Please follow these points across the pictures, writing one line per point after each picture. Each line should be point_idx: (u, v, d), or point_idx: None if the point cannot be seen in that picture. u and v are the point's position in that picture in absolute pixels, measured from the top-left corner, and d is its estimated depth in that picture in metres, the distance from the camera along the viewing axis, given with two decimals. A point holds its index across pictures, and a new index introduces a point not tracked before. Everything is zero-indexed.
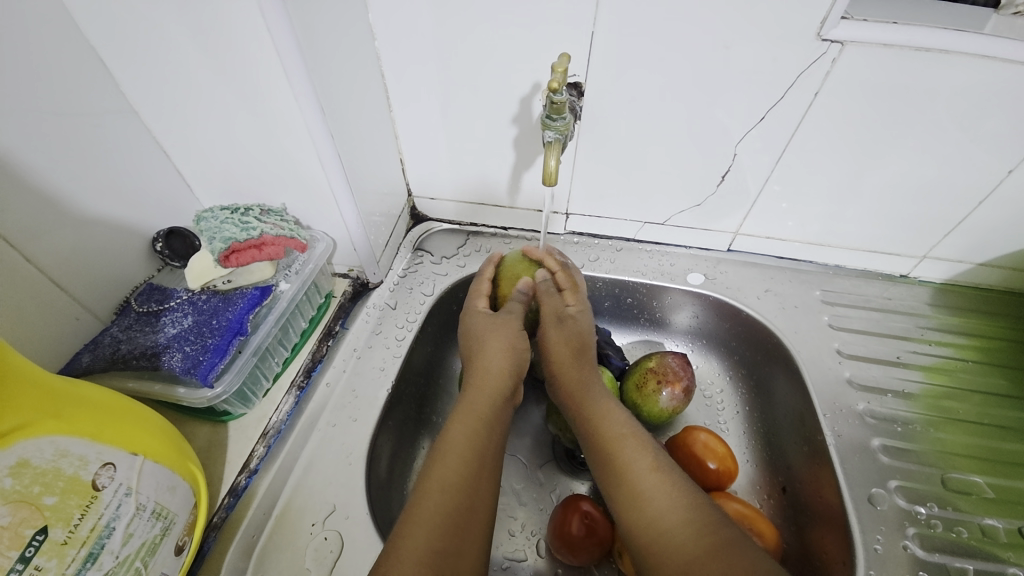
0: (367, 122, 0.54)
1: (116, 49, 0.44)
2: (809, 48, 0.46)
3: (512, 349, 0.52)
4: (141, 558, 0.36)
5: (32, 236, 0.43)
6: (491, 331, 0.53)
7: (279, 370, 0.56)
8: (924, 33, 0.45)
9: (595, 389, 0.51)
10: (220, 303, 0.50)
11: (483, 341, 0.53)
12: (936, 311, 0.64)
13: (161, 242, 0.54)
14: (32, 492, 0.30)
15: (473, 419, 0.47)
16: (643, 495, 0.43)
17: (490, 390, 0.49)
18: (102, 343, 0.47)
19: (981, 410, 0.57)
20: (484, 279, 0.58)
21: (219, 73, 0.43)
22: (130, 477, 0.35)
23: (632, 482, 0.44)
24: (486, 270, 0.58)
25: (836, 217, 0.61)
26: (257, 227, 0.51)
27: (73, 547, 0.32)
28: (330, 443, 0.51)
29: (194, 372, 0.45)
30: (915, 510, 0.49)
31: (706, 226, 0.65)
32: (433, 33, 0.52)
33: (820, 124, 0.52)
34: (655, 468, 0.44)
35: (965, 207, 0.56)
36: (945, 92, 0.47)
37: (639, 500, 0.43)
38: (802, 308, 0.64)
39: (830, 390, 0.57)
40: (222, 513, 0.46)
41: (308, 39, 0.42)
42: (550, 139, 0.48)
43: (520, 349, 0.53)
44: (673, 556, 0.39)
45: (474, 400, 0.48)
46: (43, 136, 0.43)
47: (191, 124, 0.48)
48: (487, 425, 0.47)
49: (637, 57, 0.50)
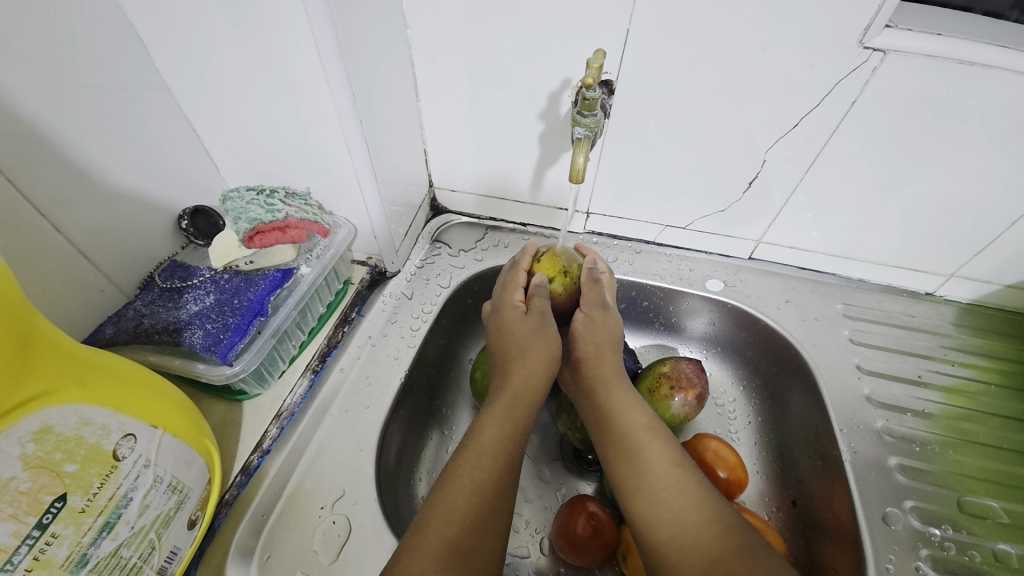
0: (394, 110, 0.54)
1: (154, 27, 0.44)
2: (850, 55, 0.45)
3: (551, 359, 0.49)
4: (156, 530, 0.36)
5: (62, 207, 0.44)
6: (528, 337, 0.49)
7: (295, 353, 0.56)
8: (970, 46, 0.43)
9: (612, 381, 0.50)
10: (242, 283, 0.51)
11: (526, 348, 0.49)
12: (959, 331, 0.62)
13: (186, 220, 0.54)
14: (53, 459, 0.30)
15: (504, 418, 0.46)
16: (664, 496, 0.42)
17: (526, 394, 0.47)
18: (126, 317, 0.47)
19: (1001, 434, 0.56)
20: (520, 270, 0.54)
21: (254, 53, 0.43)
22: (149, 449, 0.36)
23: (650, 483, 0.43)
24: (523, 260, 0.55)
25: (862, 231, 0.60)
26: (283, 210, 0.52)
27: (91, 515, 0.32)
28: (342, 429, 0.51)
29: (214, 350, 0.46)
30: (929, 532, 0.49)
31: (728, 233, 0.65)
32: (464, 25, 0.51)
33: (854, 134, 0.51)
34: (674, 469, 0.43)
35: (995, 227, 0.55)
36: (986, 108, 0.46)
37: (658, 502, 0.42)
38: (822, 321, 0.63)
39: (848, 405, 0.57)
40: (234, 490, 0.47)
41: (343, 24, 0.41)
42: (580, 135, 0.48)
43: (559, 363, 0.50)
44: (690, 555, 0.39)
45: (508, 402, 0.47)
46: (77, 109, 0.43)
47: (222, 104, 0.49)
48: (518, 423, 0.46)
49: (671, 57, 0.49)
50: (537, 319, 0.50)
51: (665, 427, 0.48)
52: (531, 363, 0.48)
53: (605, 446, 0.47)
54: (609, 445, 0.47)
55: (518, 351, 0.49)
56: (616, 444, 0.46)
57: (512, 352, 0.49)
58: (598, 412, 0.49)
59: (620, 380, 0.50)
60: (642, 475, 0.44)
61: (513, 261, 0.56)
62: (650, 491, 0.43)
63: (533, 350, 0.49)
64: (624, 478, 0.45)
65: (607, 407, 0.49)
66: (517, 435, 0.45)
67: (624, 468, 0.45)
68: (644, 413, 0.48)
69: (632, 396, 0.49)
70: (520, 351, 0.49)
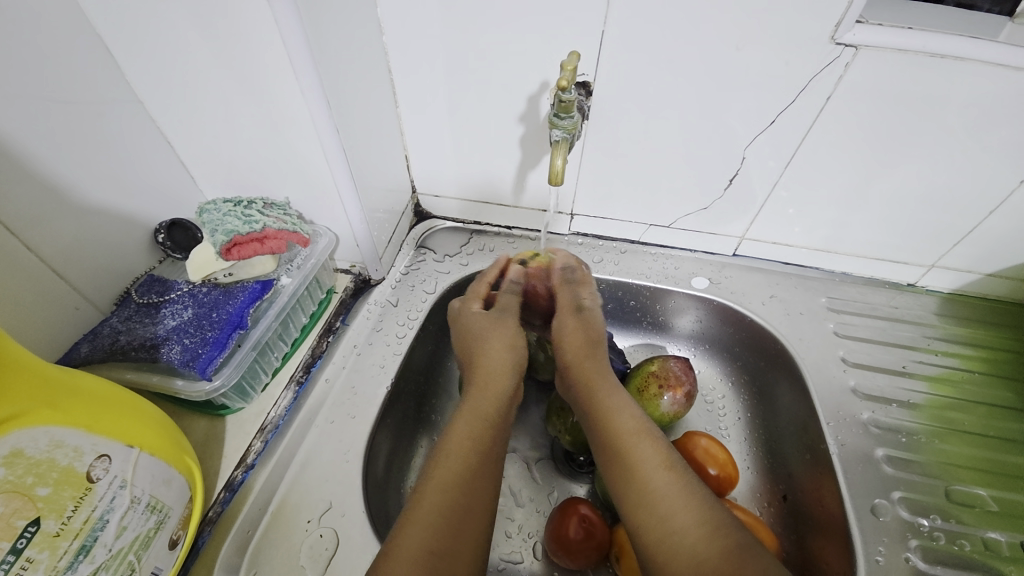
0: (373, 116, 0.54)
1: (121, 37, 0.44)
2: (823, 52, 0.46)
3: (515, 344, 0.52)
4: (135, 551, 0.35)
5: (34, 225, 0.43)
6: (488, 334, 0.52)
7: (279, 365, 0.55)
8: (940, 39, 0.44)
9: (605, 381, 0.49)
10: (221, 296, 0.50)
11: (483, 340, 0.52)
12: (942, 321, 0.63)
13: (163, 234, 0.54)
14: (25, 483, 0.30)
15: (472, 417, 0.46)
16: (653, 497, 0.41)
17: (493, 395, 0.48)
18: (101, 334, 0.47)
19: (986, 422, 0.56)
20: (483, 280, 0.57)
21: (227, 64, 0.42)
22: (125, 469, 0.35)
23: (641, 481, 0.42)
24: (488, 273, 0.58)
25: (844, 224, 0.60)
26: (260, 220, 0.52)
27: (66, 539, 0.31)
28: (328, 440, 0.51)
29: (192, 365, 0.45)
30: (917, 522, 0.49)
31: (712, 230, 0.65)
32: (441, 31, 0.51)
33: (832, 128, 0.51)
34: (665, 469, 0.43)
35: (975, 216, 0.55)
36: (957, 100, 0.47)
37: (648, 504, 0.41)
38: (807, 315, 0.64)
39: (835, 399, 0.57)
40: (217, 508, 0.46)
41: (316, 32, 0.41)
42: (557, 137, 0.48)
43: (519, 348, 0.52)
44: (681, 556, 0.38)
45: (477, 403, 0.47)
46: (46, 124, 0.43)
47: (196, 116, 0.48)
48: (489, 420, 0.46)
49: (647, 57, 0.49)
50: (499, 314, 0.54)
51: (655, 426, 0.47)
52: (493, 353, 0.51)
53: (595, 443, 0.47)
54: (600, 444, 0.46)
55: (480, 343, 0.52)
56: (603, 443, 0.46)
57: (475, 348, 0.52)
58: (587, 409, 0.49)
59: (608, 376, 0.50)
60: (633, 472, 0.43)
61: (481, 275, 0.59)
62: (643, 490, 0.42)
63: (488, 344, 0.51)
64: (615, 477, 0.44)
65: (597, 406, 0.48)
66: (493, 433, 0.46)
67: (615, 466, 0.44)
68: (635, 412, 0.47)
69: (625, 396, 0.49)
70: (479, 343, 0.52)
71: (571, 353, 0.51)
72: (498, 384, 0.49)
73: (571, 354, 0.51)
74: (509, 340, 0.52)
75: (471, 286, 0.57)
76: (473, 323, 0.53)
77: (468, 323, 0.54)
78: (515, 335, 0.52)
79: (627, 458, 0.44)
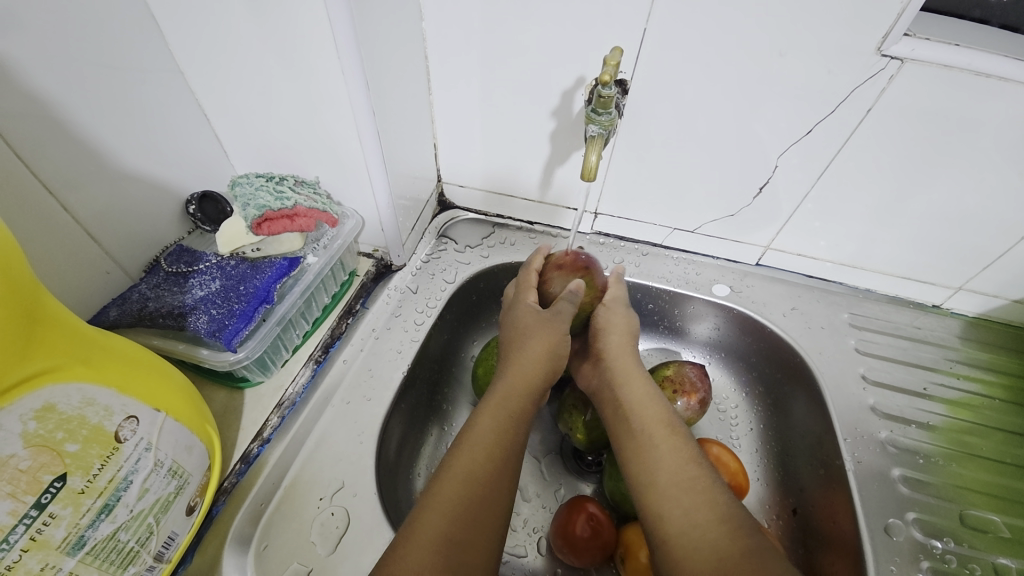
0: (406, 103, 0.54)
1: (168, 7, 0.44)
2: (868, 62, 0.45)
3: (552, 349, 0.50)
4: (155, 514, 0.36)
5: (71, 186, 0.44)
6: (535, 329, 0.50)
7: (299, 342, 0.56)
8: (987, 57, 0.43)
9: (633, 382, 0.49)
10: (248, 270, 0.51)
11: (527, 338, 0.50)
12: (965, 345, 0.62)
13: (195, 204, 0.54)
14: (55, 438, 0.30)
15: (501, 411, 0.45)
16: (673, 497, 0.41)
17: (522, 385, 0.48)
18: (129, 299, 0.47)
19: (1004, 448, 0.55)
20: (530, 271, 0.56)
21: (271, 40, 0.42)
22: (151, 432, 0.35)
23: (662, 481, 0.42)
24: (534, 261, 0.56)
25: (872, 241, 0.60)
26: (292, 198, 0.52)
27: (90, 497, 0.32)
28: (344, 420, 0.51)
29: (219, 336, 0.46)
30: (931, 544, 0.48)
31: (736, 238, 0.64)
32: (480, 21, 0.51)
33: (867, 143, 0.51)
34: (685, 470, 0.42)
35: (1006, 241, 0.54)
36: (999, 121, 0.46)
37: (669, 502, 0.41)
38: (828, 329, 0.63)
39: (852, 415, 0.56)
40: (233, 478, 0.47)
41: (361, 14, 0.41)
42: (593, 133, 0.48)
43: (561, 354, 0.50)
44: (695, 556, 0.37)
45: (505, 390, 0.47)
46: (88, 89, 0.43)
47: (234, 90, 0.49)
48: (515, 413, 0.46)
49: (686, 58, 0.49)
50: (553, 317, 0.50)
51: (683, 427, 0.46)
52: (530, 352, 0.49)
53: (621, 443, 0.47)
54: (625, 441, 0.46)
55: (522, 338, 0.50)
56: (629, 443, 0.46)
57: (515, 341, 0.50)
58: (615, 410, 0.49)
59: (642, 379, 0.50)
60: (655, 473, 0.43)
61: (524, 264, 0.57)
62: (663, 489, 0.42)
63: (531, 342, 0.50)
64: (638, 475, 0.44)
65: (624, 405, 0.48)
66: (517, 425, 0.45)
67: (637, 465, 0.44)
68: (663, 411, 0.47)
69: (652, 397, 0.48)
70: (522, 337, 0.50)
71: (605, 350, 0.52)
72: (529, 376, 0.48)
73: (611, 352, 0.52)
74: (553, 343, 0.50)
75: (522, 273, 0.56)
76: (520, 319, 0.52)
77: (516, 317, 0.52)
78: (561, 340, 0.50)
79: (649, 457, 0.44)
